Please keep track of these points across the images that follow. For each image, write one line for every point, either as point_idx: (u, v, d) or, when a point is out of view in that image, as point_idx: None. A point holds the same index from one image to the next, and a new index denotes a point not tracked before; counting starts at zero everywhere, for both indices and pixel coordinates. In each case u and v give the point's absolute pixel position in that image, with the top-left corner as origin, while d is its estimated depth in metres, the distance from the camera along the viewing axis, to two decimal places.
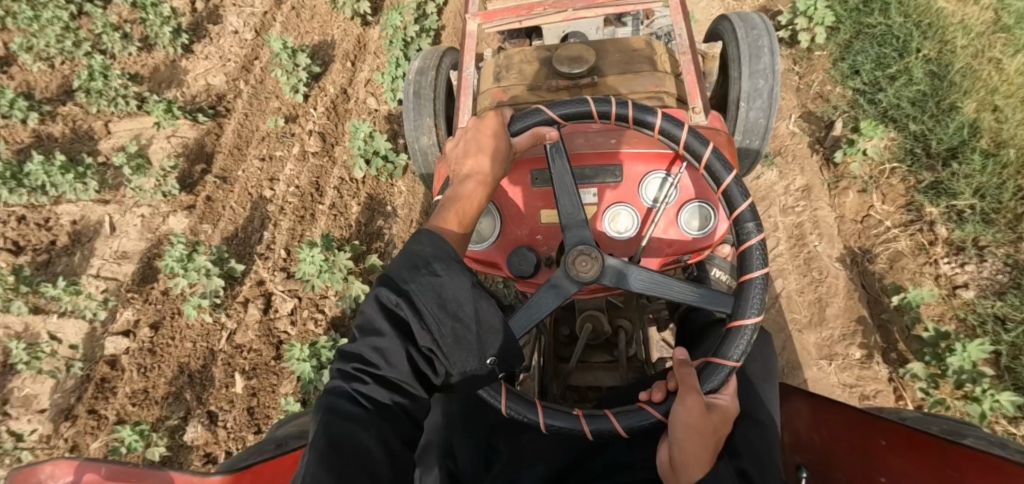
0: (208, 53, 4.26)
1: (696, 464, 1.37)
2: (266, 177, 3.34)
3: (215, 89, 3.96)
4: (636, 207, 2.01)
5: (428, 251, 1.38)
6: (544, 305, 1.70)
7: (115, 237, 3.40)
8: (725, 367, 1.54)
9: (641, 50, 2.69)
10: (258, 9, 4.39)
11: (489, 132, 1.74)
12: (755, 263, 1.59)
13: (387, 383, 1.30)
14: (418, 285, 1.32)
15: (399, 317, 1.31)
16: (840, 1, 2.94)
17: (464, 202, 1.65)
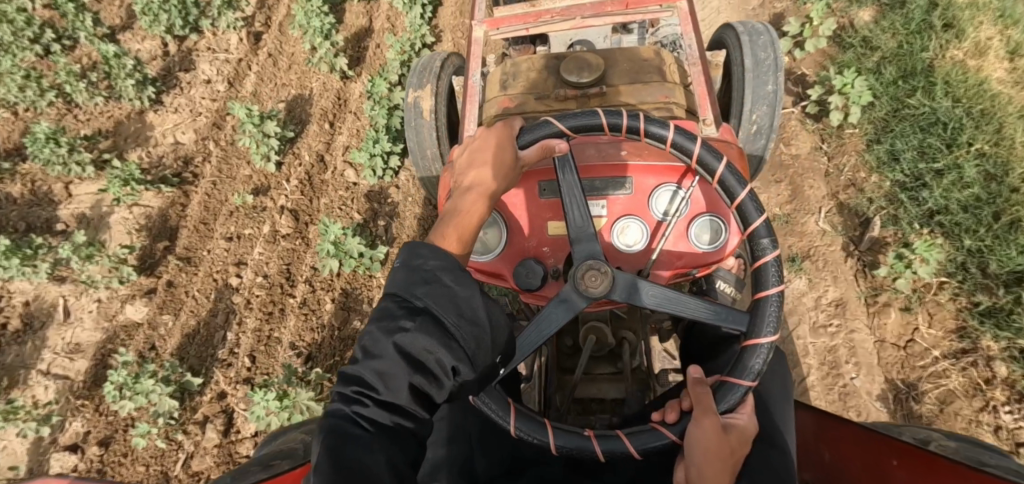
0: (178, 104, 3.93)
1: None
2: (233, 260, 3.01)
3: (183, 150, 3.64)
4: (644, 220, 1.80)
5: (430, 263, 1.30)
6: (552, 320, 1.50)
7: (69, 325, 3.09)
8: (740, 386, 1.38)
9: (651, 59, 2.48)
10: (233, 56, 4.06)
11: (496, 144, 1.59)
12: (770, 281, 1.42)
13: (389, 405, 1.21)
14: (424, 300, 1.25)
15: (400, 338, 1.22)
16: (876, 76, 2.64)
17: (465, 218, 1.49)
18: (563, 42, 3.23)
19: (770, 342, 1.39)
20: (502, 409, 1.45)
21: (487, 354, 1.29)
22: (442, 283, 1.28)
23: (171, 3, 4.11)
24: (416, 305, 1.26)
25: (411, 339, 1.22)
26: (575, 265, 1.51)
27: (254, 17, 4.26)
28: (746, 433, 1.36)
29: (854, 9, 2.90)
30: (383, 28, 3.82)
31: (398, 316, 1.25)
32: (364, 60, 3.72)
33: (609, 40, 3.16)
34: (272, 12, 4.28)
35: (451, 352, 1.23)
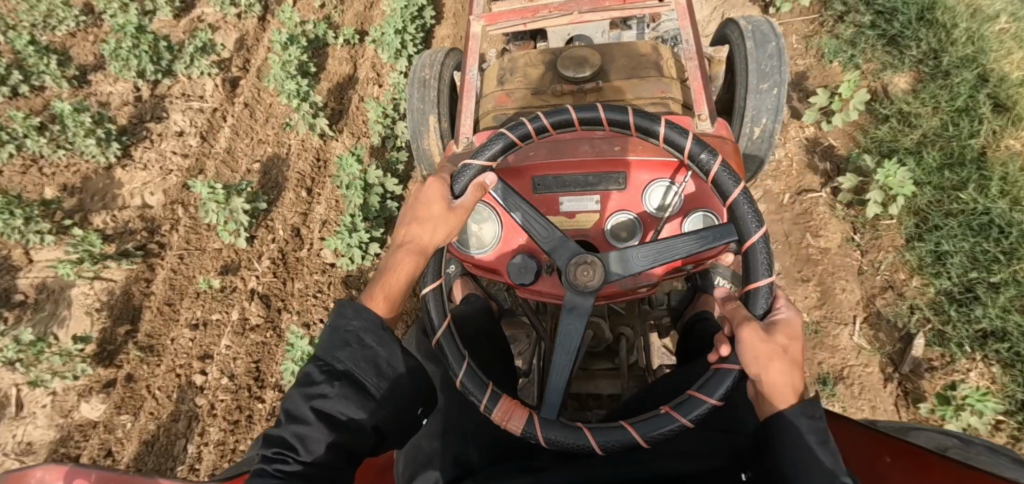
0: (148, 160, 3.64)
1: (788, 398, 1.37)
2: (197, 355, 2.74)
3: (150, 213, 3.36)
4: (637, 215, 1.87)
5: (353, 326, 1.47)
6: (572, 333, 1.52)
7: (23, 421, 2.82)
8: (762, 287, 1.43)
9: (649, 55, 2.58)
10: (208, 105, 3.76)
11: (424, 201, 1.59)
12: (730, 185, 1.51)
13: (311, 461, 1.36)
14: (351, 361, 1.44)
15: (322, 401, 1.39)
16: (918, 163, 2.36)
17: (397, 276, 1.57)
18: (560, 38, 3.18)
19: (758, 233, 1.46)
20: (573, 434, 1.41)
21: (404, 408, 1.48)
22: (358, 345, 1.45)
23: (143, 48, 3.85)
24: (338, 368, 1.43)
25: (331, 403, 1.39)
26: (569, 252, 1.56)
27: (231, 62, 3.98)
28: (795, 318, 1.43)
29: (888, 73, 2.65)
30: (368, 79, 3.52)
31: (319, 381, 1.41)
32: (347, 114, 3.43)
33: (605, 36, 3.09)
34: (251, 57, 4.01)
35: (369, 413, 1.42)
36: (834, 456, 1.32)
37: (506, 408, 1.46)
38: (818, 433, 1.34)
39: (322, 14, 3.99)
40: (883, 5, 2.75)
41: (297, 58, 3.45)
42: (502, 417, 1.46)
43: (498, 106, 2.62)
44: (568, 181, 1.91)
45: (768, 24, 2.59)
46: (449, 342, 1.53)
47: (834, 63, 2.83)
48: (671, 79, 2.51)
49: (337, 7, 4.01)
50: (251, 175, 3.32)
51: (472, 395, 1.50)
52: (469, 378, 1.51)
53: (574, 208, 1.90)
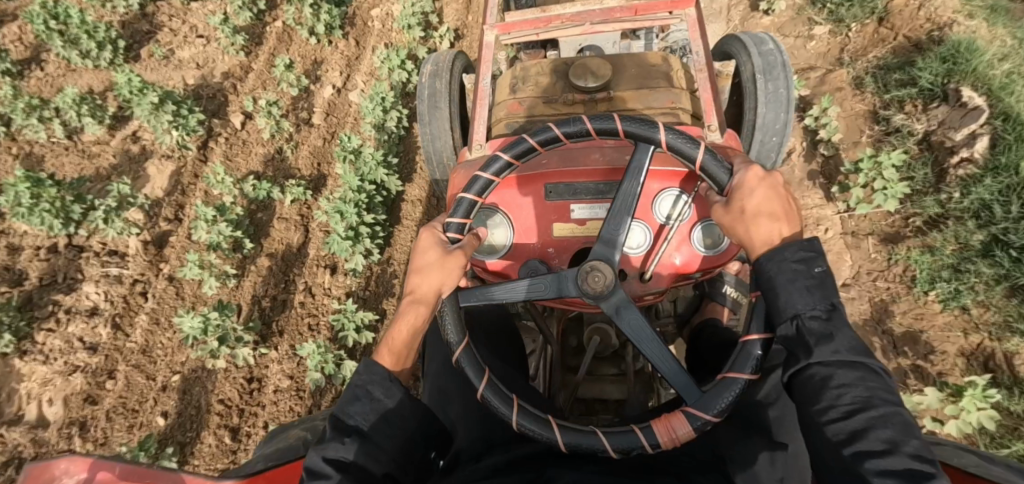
0: (50, 349, 2.92)
1: (769, 234, 1.29)
2: None
3: (45, 437, 2.69)
4: (645, 222, 1.72)
5: (358, 379, 1.39)
6: (641, 328, 1.42)
7: None
8: (706, 161, 1.41)
9: (660, 65, 2.38)
10: (128, 273, 3.04)
11: (419, 248, 1.49)
12: (608, 127, 1.47)
13: None
14: (362, 415, 1.35)
15: (336, 455, 1.30)
16: None
17: (406, 327, 1.46)
18: (572, 49, 2.99)
19: (658, 133, 1.44)
20: (723, 388, 1.30)
21: (419, 458, 1.39)
22: (371, 395, 1.37)
23: (44, 204, 3.04)
24: (350, 425, 1.34)
25: (346, 455, 1.30)
26: (571, 277, 1.46)
27: (159, 209, 3.23)
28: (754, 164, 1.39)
29: (1016, 339, 2.03)
30: (317, 259, 2.79)
31: (336, 427, 1.34)
32: (288, 309, 2.71)
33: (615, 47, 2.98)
34: (185, 201, 3.27)
35: (379, 460, 1.32)
36: (807, 293, 1.20)
37: (665, 430, 1.28)
38: (801, 266, 1.21)
39: (273, 149, 3.26)
40: (1003, 230, 2.13)
41: (229, 237, 2.75)
42: (670, 439, 1.28)
43: (509, 114, 2.43)
44: (579, 189, 1.76)
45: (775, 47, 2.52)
46: (573, 436, 1.30)
47: (930, 294, 2.17)
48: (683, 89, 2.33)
49: (290, 141, 3.27)
50: (167, 397, 2.57)
51: (632, 450, 1.29)
52: (617, 442, 1.30)
53: (586, 216, 1.75)
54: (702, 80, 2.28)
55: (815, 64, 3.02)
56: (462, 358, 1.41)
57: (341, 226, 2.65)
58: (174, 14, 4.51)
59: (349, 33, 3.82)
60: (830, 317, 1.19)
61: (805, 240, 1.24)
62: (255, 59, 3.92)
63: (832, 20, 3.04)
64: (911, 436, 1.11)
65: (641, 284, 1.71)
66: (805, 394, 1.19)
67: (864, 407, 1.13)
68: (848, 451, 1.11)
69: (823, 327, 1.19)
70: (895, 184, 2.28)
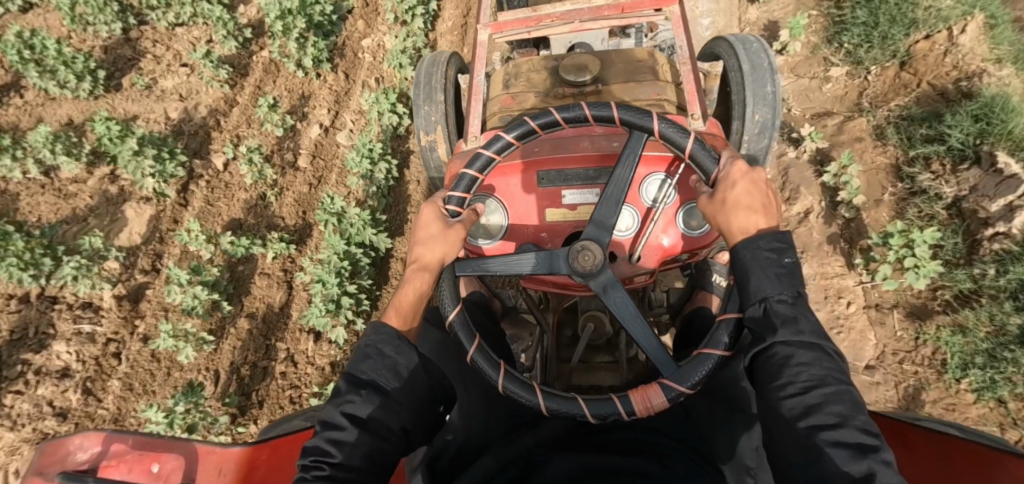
0: (15, 413, 2.73)
1: (743, 222, 1.37)
2: None
3: None
4: (633, 205, 1.80)
5: (369, 340, 1.43)
6: (626, 307, 1.51)
7: None
8: (694, 149, 1.50)
9: (646, 60, 2.48)
10: (101, 331, 2.86)
11: (421, 222, 1.56)
12: (605, 112, 1.55)
13: (344, 467, 1.28)
14: (375, 372, 1.39)
15: (351, 408, 1.35)
16: None
17: (411, 293, 1.53)
18: (563, 46, 2.88)
19: (653, 121, 1.52)
20: (698, 362, 1.36)
21: (432, 415, 1.44)
22: (381, 356, 1.41)
23: (9, 259, 2.83)
24: (364, 380, 1.38)
25: (360, 409, 1.35)
26: (562, 255, 1.53)
27: (135, 259, 3.04)
28: (737, 158, 1.48)
29: None
30: (300, 323, 2.64)
31: (351, 385, 1.37)
32: (268, 377, 2.56)
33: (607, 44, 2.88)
34: (163, 250, 3.09)
35: (395, 415, 1.37)
36: (777, 280, 1.26)
37: (642, 399, 1.36)
38: (773, 256, 1.28)
39: (257, 194, 3.10)
40: None
41: (205, 301, 2.56)
42: (644, 408, 1.36)
43: (503, 108, 2.49)
44: (570, 175, 1.82)
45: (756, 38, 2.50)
46: (557, 402, 1.39)
47: (963, 382, 2.03)
48: (667, 82, 2.44)
49: (274, 187, 3.10)
50: None
51: (608, 415, 1.37)
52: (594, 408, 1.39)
53: (577, 202, 1.81)
54: (685, 75, 2.35)
55: (832, 108, 2.85)
56: (456, 325, 1.48)
57: (322, 299, 2.51)
58: (159, 39, 4.33)
59: (338, 66, 3.63)
60: (796, 303, 1.24)
61: (778, 230, 1.30)
62: (240, 93, 3.74)
63: (850, 61, 2.86)
64: (859, 413, 1.18)
65: (630, 264, 1.80)
66: (766, 370, 1.26)
67: (818, 385, 1.20)
68: (801, 425, 1.18)
69: (788, 311, 1.26)
70: (928, 263, 2.12)
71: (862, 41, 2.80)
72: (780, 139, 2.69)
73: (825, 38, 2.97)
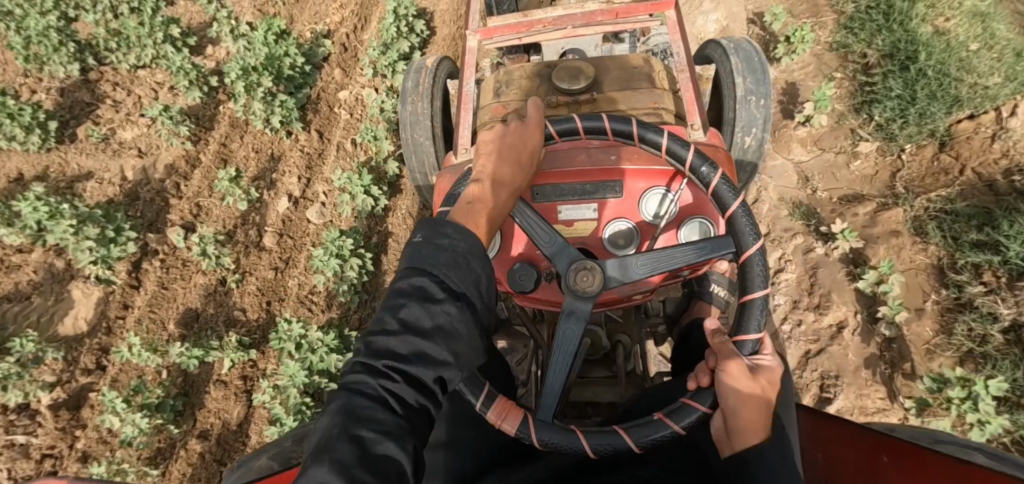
0: None
1: (757, 430, 1.17)
2: None
3: None
4: (632, 221, 1.60)
5: (463, 245, 1.16)
6: (569, 341, 1.33)
7: None
8: (755, 301, 1.22)
9: (640, 66, 2.18)
10: (36, 444, 2.53)
11: (519, 141, 1.42)
12: (707, 171, 1.34)
13: (420, 385, 1.07)
14: (466, 284, 1.14)
15: (438, 318, 1.10)
16: None
17: (483, 208, 1.32)
18: (554, 53, 2.67)
19: (743, 208, 1.29)
20: (566, 437, 1.20)
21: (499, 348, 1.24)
22: (469, 268, 1.15)
23: None
24: (453, 285, 1.12)
25: (449, 324, 1.10)
26: (570, 256, 1.38)
27: (77, 356, 2.70)
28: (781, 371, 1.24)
29: None
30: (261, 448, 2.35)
31: (434, 289, 1.11)
32: None
33: (600, 50, 2.64)
34: (110, 344, 2.75)
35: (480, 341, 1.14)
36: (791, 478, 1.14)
37: (500, 411, 1.21)
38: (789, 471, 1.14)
39: (215, 278, 2.76)
40: None
41: (147, 429, 2.30)
42: (496, 420, 1.22)
43: (493, 118, 2.25)
44: (565, 190, 1.62)
45: (752, 45, 2.45)
46: (505, 417, 1.21)
47: None
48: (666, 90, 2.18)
49: (236, 272, 2.75)
50: None
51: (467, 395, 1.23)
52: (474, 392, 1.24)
53: (571, 218, 1.62)
54: (683, 82, 2.13)
55: (861, 190, 2.54)
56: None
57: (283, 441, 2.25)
58: (119, 82, 3.91)
59: (311, 123, 3.27)
60: None
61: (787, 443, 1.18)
62: (204, 151, 3.37)
63: (882, 136, 2.55)
64: None
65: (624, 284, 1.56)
66: None
67: None
68: None
69: None
70: (994, 418, 1.86)
71: (897, 115, 2.50)
72: (807, 232, 2.41)
73: (852, 107, 2.67)
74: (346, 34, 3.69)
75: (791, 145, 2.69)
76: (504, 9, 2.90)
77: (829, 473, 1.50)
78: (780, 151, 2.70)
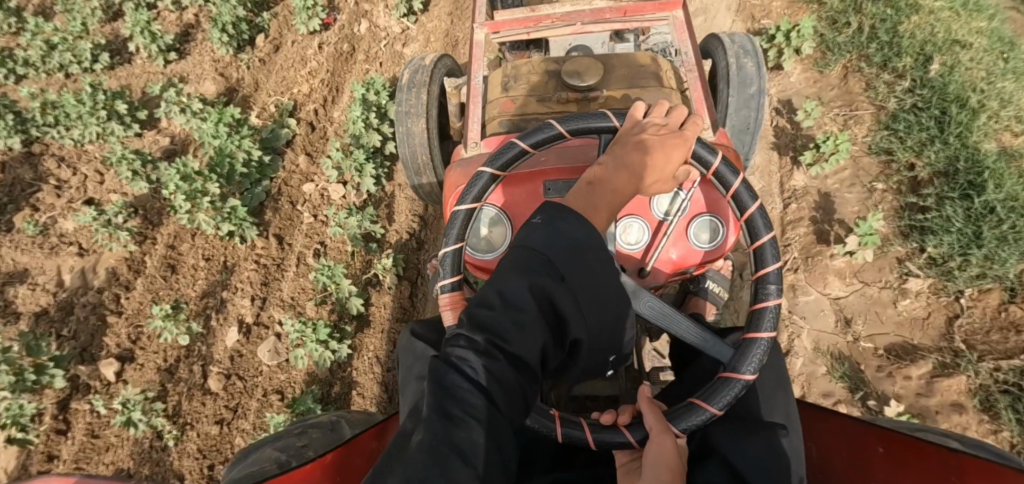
0: None
1: None
2: None
3: None
4: (641, 217, 1.53)
5: (581, 234, 1.08)
6: None
7: None
8: (740, 381, 1.18)
9: (649, 65, 1.93)
10: None
11: (671, 141, 1.22)
12: (747, 198, 1.25)
13: (518, 365, 0.97)
14: (576, 269, 1.05)
15: (545, 295, 1.01)
16: None
17: (604, 194, 1.18)
18: (563, 50, 2.29)
19: (773, 242, 1.22)
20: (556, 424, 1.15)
21: (609, 336, 1.12)
22: (592, 265, 1.07)
23: None
24: (564, 270, 1.04)
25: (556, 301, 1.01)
26: None
27: None
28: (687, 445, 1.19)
29: None
30: None
31: (546, 269, 1.03)
32: None
33: (609, 47, 2.30)
34: None
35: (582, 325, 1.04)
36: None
37: None
38: None
39: (150, 431, 2.35)
40: None
41: None
42: None
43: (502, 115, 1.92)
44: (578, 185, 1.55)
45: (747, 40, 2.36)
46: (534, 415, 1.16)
47: None
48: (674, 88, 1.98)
49: (178, 424, 2.37)
50: None
51: None
52: None
53: None
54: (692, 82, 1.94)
55: (911, 338, 2.13)
56: (448, 253, 1.31)
57: None
58: (64, 157, 3.40)
59: (268, 225, 2.83)
60: None
61: None
62: (150, 253, 2.93)
63: (939, 274, 2.15)
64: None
65: (639, 282, 1.54)
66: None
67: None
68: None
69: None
70: None
71: (957, 252, 2.13)
72: (850, 401, 2.06)
73: (898, 230, 2.26)
74: (313, 111, 3.28)
75: (827, 277, 2.27)
76: (509, 3, 2.59)
77: (830, 471, 1.47)
78: (813, 284, 2.28)
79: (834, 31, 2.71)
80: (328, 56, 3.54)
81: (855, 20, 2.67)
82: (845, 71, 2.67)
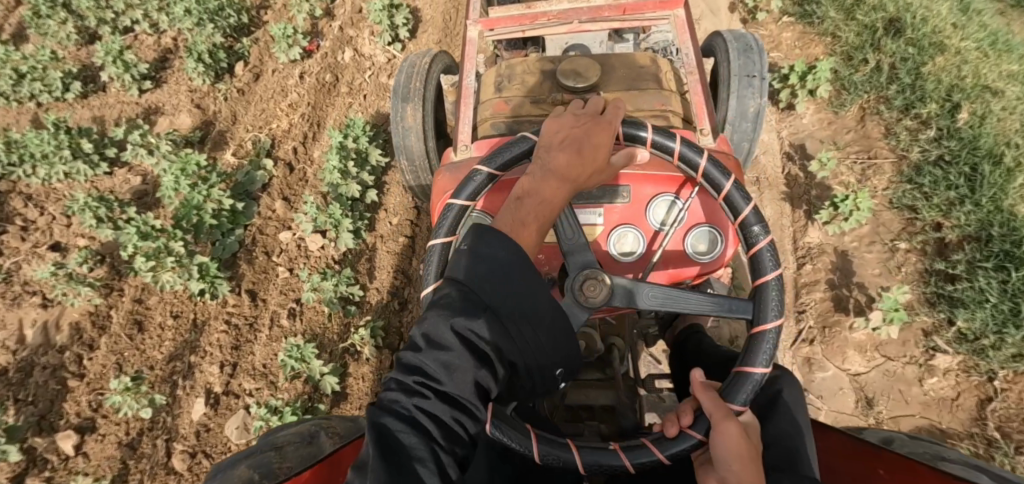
0: None
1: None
2: None
3: None
4: (634, 225, 1.37)
5: (502, 251, 0.98)
6: None
7: None
8: (767, 333, 1.06)
9: (649, 66, 1.73)
10: None
11: (591, 141, 1.14)
12: (718, 176, 1.16)
13: (452, 400, 0.92)
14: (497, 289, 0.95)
15: (469, 324, 0.93)
16: None
17: (533, 207, 1.08)
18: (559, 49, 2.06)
19: (770, 249, 1.10)
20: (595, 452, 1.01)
21: (564, 346, 1.00)
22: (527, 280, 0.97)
23: None
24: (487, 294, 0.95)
25: (480, 328, 0.93)
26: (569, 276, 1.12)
27: None
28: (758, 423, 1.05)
29: None
30: None
31: (467, 302, 0.95)
32: None
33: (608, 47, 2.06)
34: None
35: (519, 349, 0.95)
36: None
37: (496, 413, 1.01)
38: None
39: None
40: None
41: None
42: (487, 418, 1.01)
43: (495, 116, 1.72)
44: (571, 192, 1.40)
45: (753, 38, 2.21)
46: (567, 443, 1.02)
47: None
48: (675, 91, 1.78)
49: None
50: None
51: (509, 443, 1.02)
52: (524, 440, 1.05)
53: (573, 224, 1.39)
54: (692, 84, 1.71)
55: (940, 421, 1.92)
56: None
57: None
58: (32, 195, 3.10)
59: (241, 279, 2.63)
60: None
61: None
62: (117, 306, 2.69)
63: (972, 350, 1.96)
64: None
65: None
66: None
67: None
68: None
69: None
70: None
71: (991, 329, 1.94)
72: None
73: (924, 297, 2.08)
74: (293, 149, 3.07)
75: (846, 351, 2.07)
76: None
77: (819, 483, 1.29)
78: (831, 358, 2.08)
79: (850, 68, 2.50)
80: (309, 88, 3.33)
81: (872, 58, 2.47)
82: (861, 112, 2.46)
